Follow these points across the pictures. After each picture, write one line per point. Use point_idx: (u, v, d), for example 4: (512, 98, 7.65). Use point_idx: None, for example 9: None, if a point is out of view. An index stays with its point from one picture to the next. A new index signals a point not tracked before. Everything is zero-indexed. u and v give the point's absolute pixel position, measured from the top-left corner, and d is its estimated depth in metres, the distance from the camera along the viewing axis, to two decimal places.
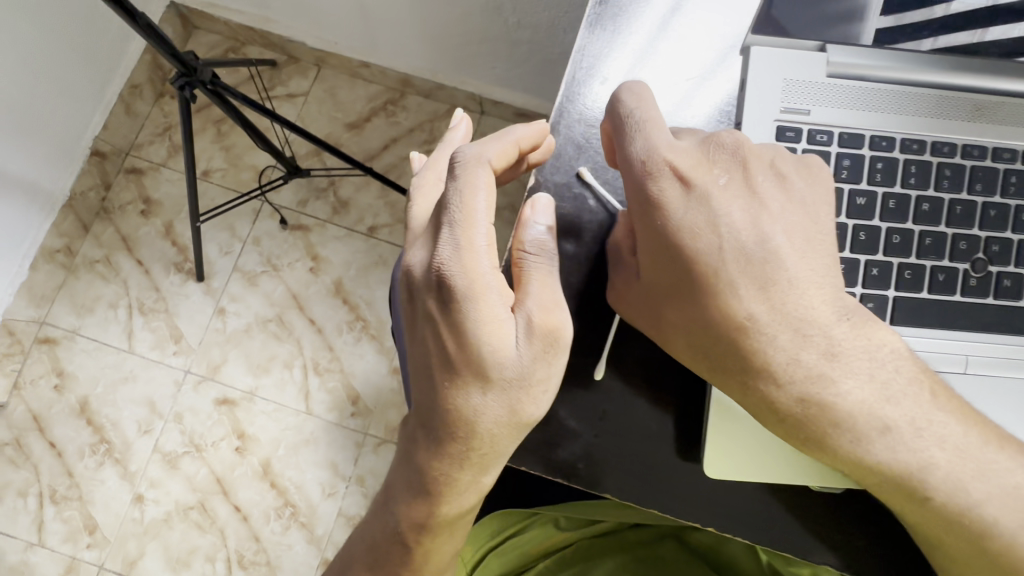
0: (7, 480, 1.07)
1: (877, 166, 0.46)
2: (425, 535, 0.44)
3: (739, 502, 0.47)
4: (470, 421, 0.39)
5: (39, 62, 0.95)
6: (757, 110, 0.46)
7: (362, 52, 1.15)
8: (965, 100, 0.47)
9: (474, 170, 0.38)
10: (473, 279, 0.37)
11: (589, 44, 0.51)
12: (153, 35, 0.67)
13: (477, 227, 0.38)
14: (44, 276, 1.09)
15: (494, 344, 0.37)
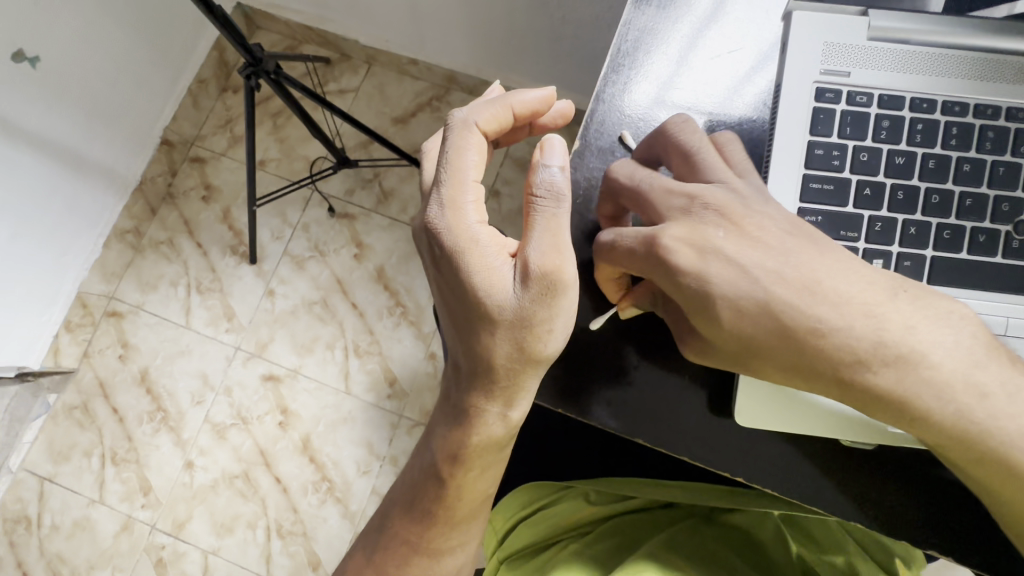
0: (75, 441, 1.16)
1: (916, 127, 0.45)
2: (457, 468, 0.47)
3: (768, 458, 0.48)
4: (484, 357, 0.42)
5: (120, 56, 1.04)
6: (794, 74, 0.46)
7: (411, 49, 1.20)
8: (1010, 64, 0.45)
9: (462, 133, 0.42)
10: (464, 232, 0.40)
11: (635, 17, 0.52)
12: (227, 27, 0.73)
13: (466, 186, 0.41)
14: (115, 254, 1.19)
15: (491, 287, 0.40)
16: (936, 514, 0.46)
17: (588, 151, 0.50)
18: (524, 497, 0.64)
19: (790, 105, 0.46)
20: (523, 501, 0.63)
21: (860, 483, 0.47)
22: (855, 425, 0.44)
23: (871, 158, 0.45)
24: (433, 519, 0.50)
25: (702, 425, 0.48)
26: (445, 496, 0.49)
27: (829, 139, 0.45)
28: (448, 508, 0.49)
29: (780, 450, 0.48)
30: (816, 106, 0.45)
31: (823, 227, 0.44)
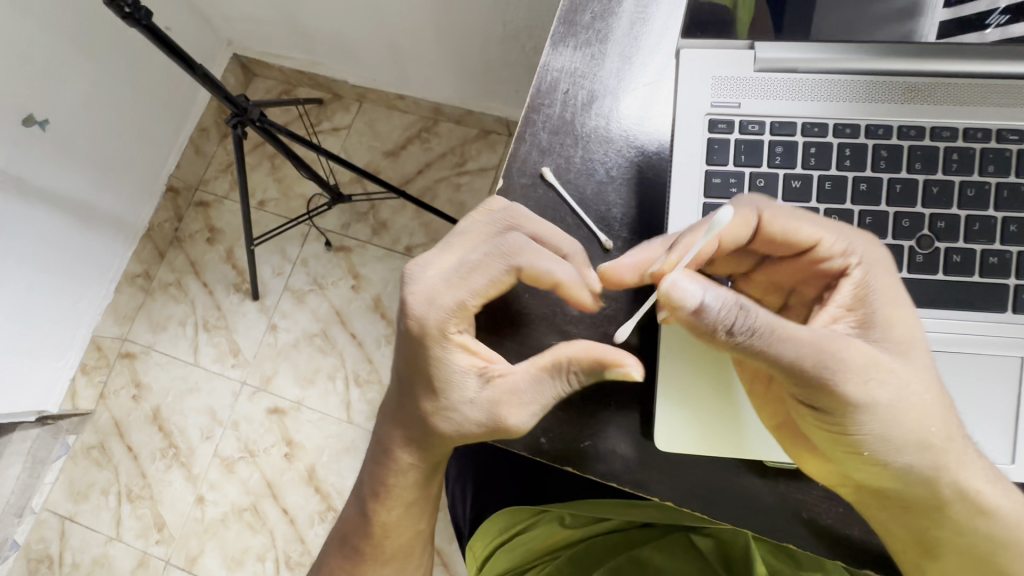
0: (93, 480, 1.20)
1: (810, 150, 0.46)
2: (380, 509, 0.57)
3: (714, 485, 0.48)
4: (402, 417, 0.51)
5: (124, 112, 1.11)
6: (687, 106, 0.47)
7: (397, 85, 1.25)
8: (895, 84, 0.47)
9: (506, 267, 0.46)
10: (441, 329, 0.45)
11: (553, 60, 0.53)
12: (209, 82, 0.77)
13: (461, 291, 0.45)
14: (127, 298, 1.24)
15: (446, 386, 0.47)
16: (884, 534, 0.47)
17: (513, 190, 0.51)
18: (503, 522, 0.64)
19: (687, 136, 0.47)
20: (503, 524, 0.64)
21: (813, 506, 0.47)
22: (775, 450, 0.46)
23: (768, 183, 0.46)
24: (365, 554, 0.59)
25: (648, 455, 0.49)
26: (373, 534, 0.58)
27: (726, 167, 0.47)
28: (376, 544, 0.59)
29: (716, 475, 0.48)
30: (711, 137, 0.47)
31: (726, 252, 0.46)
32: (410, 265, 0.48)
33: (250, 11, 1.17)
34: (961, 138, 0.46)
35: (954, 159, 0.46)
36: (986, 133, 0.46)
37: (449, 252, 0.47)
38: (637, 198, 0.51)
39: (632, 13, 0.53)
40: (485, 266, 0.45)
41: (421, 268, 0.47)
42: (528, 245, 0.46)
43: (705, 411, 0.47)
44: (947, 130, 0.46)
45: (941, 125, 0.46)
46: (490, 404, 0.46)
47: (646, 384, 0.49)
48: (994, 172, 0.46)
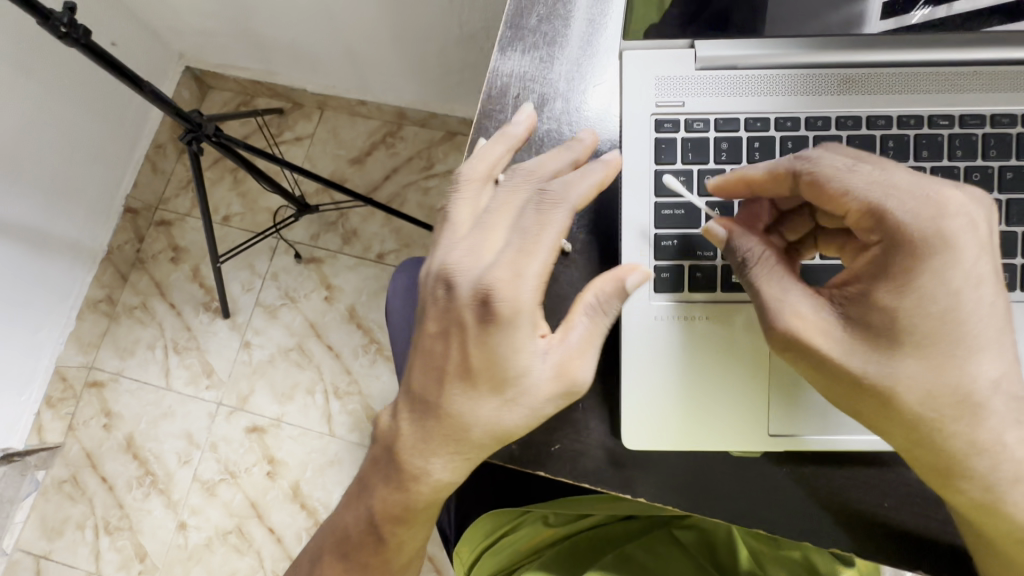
0: (67, 515, 1.16)
1: (754, 145, 0.47)
2: (400, 524, 0.50)
3: (685, 476, 0.48)
4: (416, 450, 0.46)
5: (73, 134, 1.07)
6: (633, 109, 0.48)
7: (358, 92, 1.23)
8: (833, 75, 0.48)
9: (554, 210, 0.45)
10: (514, 301, 0.43)
11: (501, 65, 0.53)
12: (158, 100, 0.74)
13: (536, 257, 0.44)
14: (90, 324, 1.20)
15: (524, 368, 0.44)
16: (862, 518, 0.47)
17: None
18: (491, 524, 0.63)
19: (634, 138, 0.48)
20: (488, 527, 0.63)
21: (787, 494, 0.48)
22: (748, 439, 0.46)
23: (715, 180, 0.47)
24: None
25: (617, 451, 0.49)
26: (383, 551, 0.51)
27: (674, 166, 0.48)
28: (383, 561, 0.52)
29: (685, 467, 0.49)
30: (657, 136, 0.48)
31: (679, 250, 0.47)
32: (450, 268, 0.46)
33: (200, 23, 1.14)
34: (895, 126, 0.47)
35: (890, 145, 0.47)
36: (918, 120, 0.47)
37: (487, 226, 0.46)
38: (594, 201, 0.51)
39: (580, 16, 0.54)
40: (543, 223, 0.45)
41: (469, 256, 0.45)
42: (558, 181, 0.46)
43: (716, 407, 0.46)
44: (882, 118, 0.47)
45: (876, 114, 0.47)
46: (570, 365, 0.44)
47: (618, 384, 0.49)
48: (929, 156, 0.47)
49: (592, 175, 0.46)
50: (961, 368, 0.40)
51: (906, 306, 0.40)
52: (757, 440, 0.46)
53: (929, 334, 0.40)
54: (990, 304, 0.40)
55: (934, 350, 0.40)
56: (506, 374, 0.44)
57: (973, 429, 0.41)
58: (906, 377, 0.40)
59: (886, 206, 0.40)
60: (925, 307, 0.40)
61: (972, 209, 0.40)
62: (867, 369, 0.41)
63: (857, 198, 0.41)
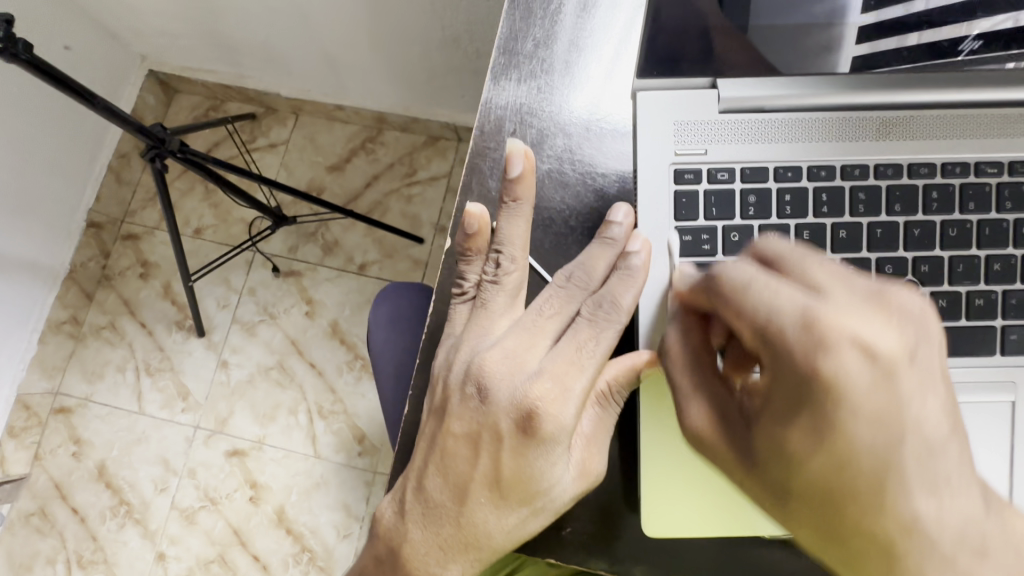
0: (36, 549, 1.10)
1: (785, 198, 0.43)
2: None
3: (709, 558, 0.44)
4: (427, 561, 0.41)
5: (27, 147, 0.99)
6: (650, 158, 0.43)
7: (334, 96, 1.17)
8: (870, 119, 0.44)
9: (608, 315, 0.42)
10: (557, 422, 0.39)
11: (495, 96, 0.49)
12: (114, 116, 0.69)
13: (580, 373, 0.40)
14: (54, 348, 1.13)
15: (552, 478, 0.40)
16: None
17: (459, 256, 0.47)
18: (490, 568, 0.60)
19: (651, 188, 0.43)
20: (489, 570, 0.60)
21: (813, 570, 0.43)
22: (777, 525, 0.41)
23: (743, 237, 0.43)
24: None
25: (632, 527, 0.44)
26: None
27: (696, 223, 0.43)
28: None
29: (709, 549, 0.44)
30: (677, 189, 0.43)
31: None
32: (494, 367, 0.41)
33: (163, 25, 1.07)
34: (940, 175, 0.43)
35: (934, 198, 0.43)
36: (965, 167, 0.43)
37: (530, 328, 0.42)
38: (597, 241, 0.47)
39: (579, 39, 0.50)
40: (594, 335, 0.41)
41: (510, 362, 0.41)
42: (603, 272, 0.43)
43: (716, 487, 0.41)
44: (925, 166, 0.43)
45: (918, 161, 0.43)
46: (588, 462, 0.41)
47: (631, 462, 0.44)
48: (975, 209, 0.43)
49: (638, 278, 0.41)
50: (884, 506, 0.32)
51: (815, 447, 0.33)
52: (768, 523, 0.41)
53: (832, 478, 0.33)
54: (933, 427, 0.33)
55: (851, 488, 0.33)
56: (536, 488, 0.40)
57: (901, 573, 0.32)
58: (804, 506, 0.35)
59: (791, 337, 0.32)
60: (832, 452, 0.33)
61: (902, 325, 0.33)
62: (769, 490, 0.36)
63: (767, 327, 0.33)
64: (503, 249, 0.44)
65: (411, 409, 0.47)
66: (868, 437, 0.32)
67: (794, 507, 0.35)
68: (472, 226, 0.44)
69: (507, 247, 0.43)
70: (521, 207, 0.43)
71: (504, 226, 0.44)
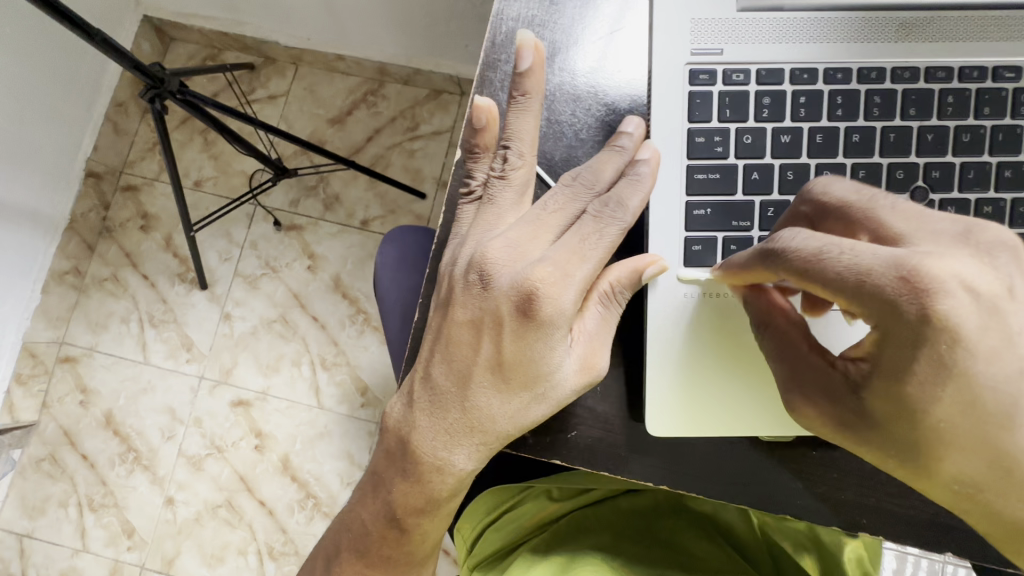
0: (48, 493, 1.13)
1: (799, 100, 0.42)
2: (422, 517, 0.46)
3: (710, 462, 0.45)
4: (437, 444, 0.43)
5: (25, 92, 0.97)
6: (664, 57, 0.43)
7: (334, 45, 1.14)
8: (889, 20, 0.42)
9: (611, 213, 0.41)
10: (555, 304, 0.40)
11: (507, 7, 0.48)
12: (114, 51, 0.67)
13: (580, 267, 0.41)
14: (57, 298, 1.13)
15: (554, 367, 0.41)
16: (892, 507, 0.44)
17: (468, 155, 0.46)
18: (490, 502, 0.63)
19: (664, 88, 0.43)
20: (490, 504, 0.63)
21: (813, 488, 0.45)
22: (774, 421, 0.43)
23: (755, 139, 0.42)
24: None
25: (636, 443, 0.45)
26: (406, 541, 0.48)
27: (709, 124, 0.42)
28: (406, 552, 0.48)
29: (712, 456, 0.45)
30: (692, 90, 0.42)
31: (713, 220, 0.42)
32: (494, 253, 0.42)
33: None
34: (956, 79, 0.42)
35: (949, 102, 0.42)
36: (982, 71, 0.42)
37: (534, 221, 0.43)
38: None
39: None
40: (598, 231, 0.41)
41: (511, 250, 0.42)
42: (610, 175, 0.43)
43: (721, 383, 0.43)
44: (942, 70, 0.42)
45: (936, 64, 0.42)
46: (592, 357, 0.42)
47: (634, 367, 0.45)
48: (990, 114, 0.42)
49: (646, 182, 0.41)
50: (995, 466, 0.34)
51: (935, 398, 0.34)
52: (768, 419, 0.43)
53: (957, 422, 0.35)
54: None
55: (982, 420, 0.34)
56: (538, 371, 0.41)
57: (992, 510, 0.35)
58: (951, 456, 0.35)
59: (890, 291, 0.33)
60: (952, 393, 0.34)
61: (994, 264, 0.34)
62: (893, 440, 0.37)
63: (861, 291, 0.34)
64: (510, 146, 0.44)
65: (419, 316, 0.48)
66: (993, 340, 0.34)
67: (941, 461, 0.36)
68: (480, 119, 0.44)
69: (515, 143, 0.44)
70: (530, 101, 0.43)
71: (514, 121, 0.44)
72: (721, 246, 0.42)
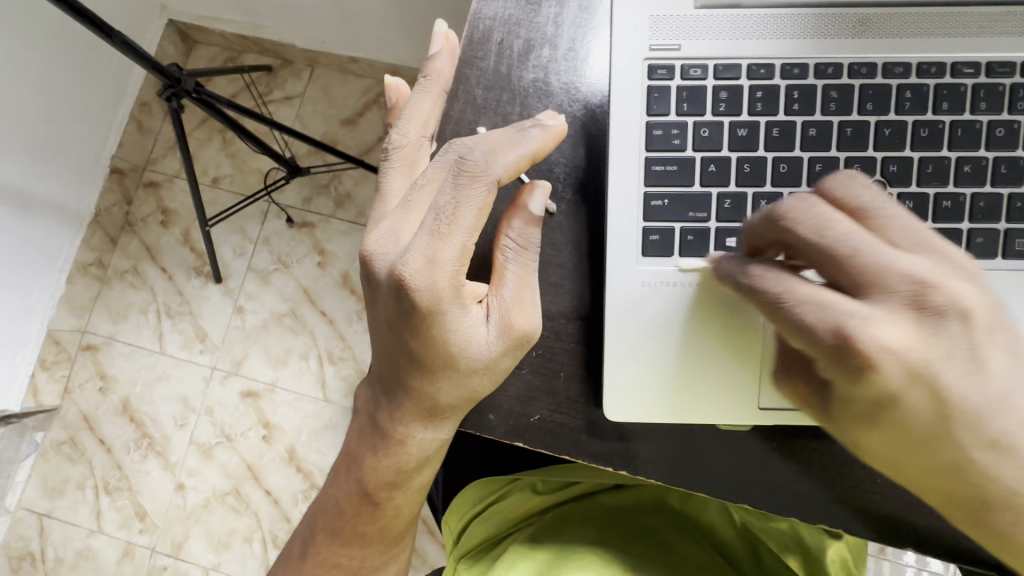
0: (67, 475, 1.18)
1: (756, 95, 0.42)
2: (394, 491, 0.48)
3: (676, 451, 0.46)
4: (397, 422, 0.45)
5: (54, 91, 1.02)
6: (623, 52, 0.43)
7: (348, 47, 1.17)
8: (847, 17, 0.42)
9: (472, 182, 0.38)
10: (426, 292, 0.38)
11: (484, 7, 0.49)
12: (132, 52, 0.70)
13: (454, 239, 0.38)
14: (81, 288, 1.19)
15: (454, 343, 0.40)
16: (872, 511, 0.44)
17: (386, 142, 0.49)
18: (476, 493, 0.64)
19: (621, 82, 0.43)
20: (476, 496, 0.64)
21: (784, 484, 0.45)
22: (733, 410, 0.43)
23: (712, 133, 0.43)
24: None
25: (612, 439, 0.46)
26: (380, 516, 0.50)
27: (667, 118, 0.43)
28: (381, 527, 0.50)
29: (674, 445, 0.46)
30: (650, 84, 0.43)
31: (671, 210, 0.43)
32: (373, 246, 0.41)
33: None
34: (914, 75, 0.42)
35: (908, 97, 0.42)
36: (940, 67, 0.42)
37: (406, 206, 0.41)
38: (580, 150, 0.48)
39: None
40: (460, 200, 0.38)
41: (388, 239, 0.41)
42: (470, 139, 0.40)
43: (680, 373, 0.43)
44: (899, 66, 0.42)
45: (893, 60, 0.42)
46: (512, 322, 0.41)
47: (594, 355, 0.46)
48: (948, 110, 0.42)
49: (527, 141, 0.40)
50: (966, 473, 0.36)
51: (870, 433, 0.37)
52: (725, 409, 0.43)
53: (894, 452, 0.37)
54: None
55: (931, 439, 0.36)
56: (449, 351, 0.41)
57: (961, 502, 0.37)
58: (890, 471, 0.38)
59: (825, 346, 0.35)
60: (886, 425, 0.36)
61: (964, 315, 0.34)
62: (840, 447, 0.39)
63: (802, 344, 0.36)
64: (400, 122, 0.46)
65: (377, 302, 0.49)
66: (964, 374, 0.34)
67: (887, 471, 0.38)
68: (391, 98, 0.48)
69: (405, 120, 0.46)
70: (428, 83, 0.46)
71: (411, 105, 0.46)
72: (678, 236, 0.43)
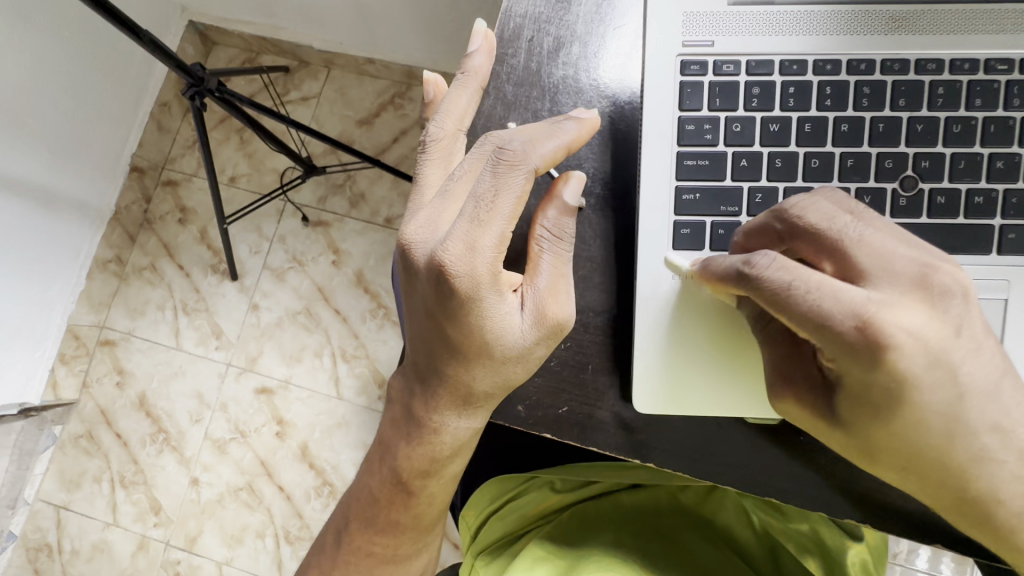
0: (84, 468, 1.20)
1: (789, 90, 0.43)
2: (428, 479, 0.49)
3: (698, 444, 0.46)
4: (432, 411, 0.45)
5: (77, 89, 1.04)
6: (655, 48, 0.44)
7: (365, 49, 1.19)
8: (879, 12, 0.42)
9: (513, 170, 0.38)
10: (466, 279, 0.39)
11: (515, 5, 0.50)
12: (159, 50, 0.72)
13: (494, 226, 0.38)
14: (100, 284, 1.20)
15: (490, 331, 0.41)
16: (894, 510, 0.44)
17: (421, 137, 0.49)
18: (493, 491, 0.64)
19: (654, 77, 0.44)
20: (492, 493, 0.64)
21: (808, 480, 0.45)
22: (759, 402, 0.43)
23: (744, 128, 0.43)
24: (370, 566, 0.53)
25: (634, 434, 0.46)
26: (414, 504, 0.50)
27: (700, 113, 0.43)
28: (414, 515, 0.51)
29: (699, 437, 0.46)
30: (683, 80, 0.43)
31: (702, 204, 0.43)
32: (411, 233, 0.41)
33: None
34: (947, 71, 0.42)
35: (940, 93, 0.42)
36: (974, 64, 0.42)
37: (447, 194, 0.41)
38: (610, 146, 0.48)
39: None
40: (499, 188, 0.38)
41: (427, 227, 0.41)
42: (509, 131, 0.41)
43: (705, 369, 0.43)
44: (932, 62, 0.42)
45: (926, 56, 0.42)
46: (547, 310, 0.42)
47: (621, 348, 0.46)
48: (980, 106, 0.42)
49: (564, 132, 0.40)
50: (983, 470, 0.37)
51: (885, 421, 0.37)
52: (752, 401, 0.43)
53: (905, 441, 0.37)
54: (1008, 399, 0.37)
55: (950, 432, 0.37)
56: (486, 340, 0.41)
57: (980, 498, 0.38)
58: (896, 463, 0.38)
59: (847, 335, 0.34)
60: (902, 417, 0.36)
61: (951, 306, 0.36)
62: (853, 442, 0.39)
63: (822, 334, 0.35)
64: (437, 116, 0.45)
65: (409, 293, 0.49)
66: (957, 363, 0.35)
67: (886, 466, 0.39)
68: (430, 93, 0.48)
69: (444, 113, 0.45)
70: (467, 77, 0.46)
71: (448, 99, 0.46)
72: (709, 230, 0.43)
